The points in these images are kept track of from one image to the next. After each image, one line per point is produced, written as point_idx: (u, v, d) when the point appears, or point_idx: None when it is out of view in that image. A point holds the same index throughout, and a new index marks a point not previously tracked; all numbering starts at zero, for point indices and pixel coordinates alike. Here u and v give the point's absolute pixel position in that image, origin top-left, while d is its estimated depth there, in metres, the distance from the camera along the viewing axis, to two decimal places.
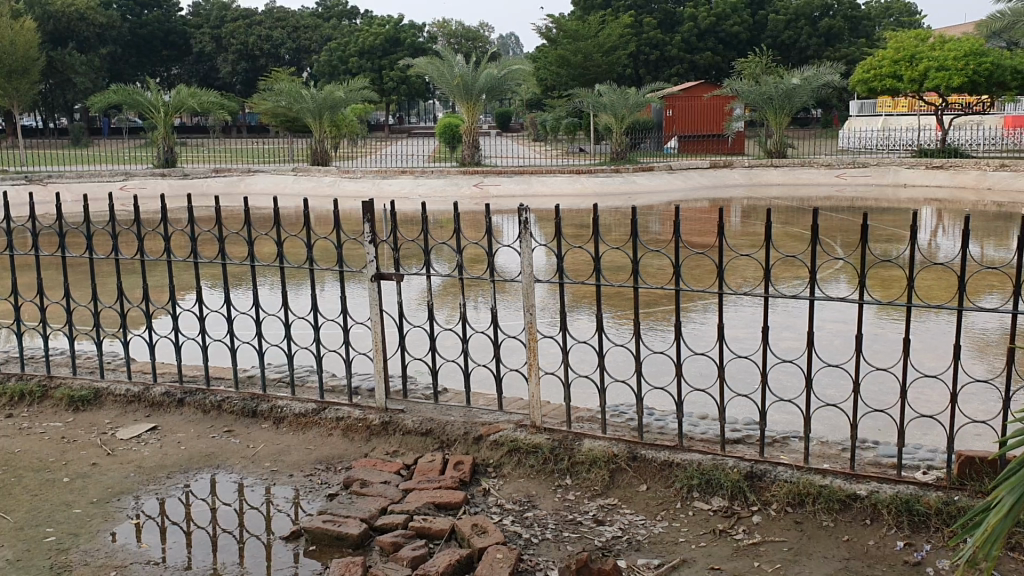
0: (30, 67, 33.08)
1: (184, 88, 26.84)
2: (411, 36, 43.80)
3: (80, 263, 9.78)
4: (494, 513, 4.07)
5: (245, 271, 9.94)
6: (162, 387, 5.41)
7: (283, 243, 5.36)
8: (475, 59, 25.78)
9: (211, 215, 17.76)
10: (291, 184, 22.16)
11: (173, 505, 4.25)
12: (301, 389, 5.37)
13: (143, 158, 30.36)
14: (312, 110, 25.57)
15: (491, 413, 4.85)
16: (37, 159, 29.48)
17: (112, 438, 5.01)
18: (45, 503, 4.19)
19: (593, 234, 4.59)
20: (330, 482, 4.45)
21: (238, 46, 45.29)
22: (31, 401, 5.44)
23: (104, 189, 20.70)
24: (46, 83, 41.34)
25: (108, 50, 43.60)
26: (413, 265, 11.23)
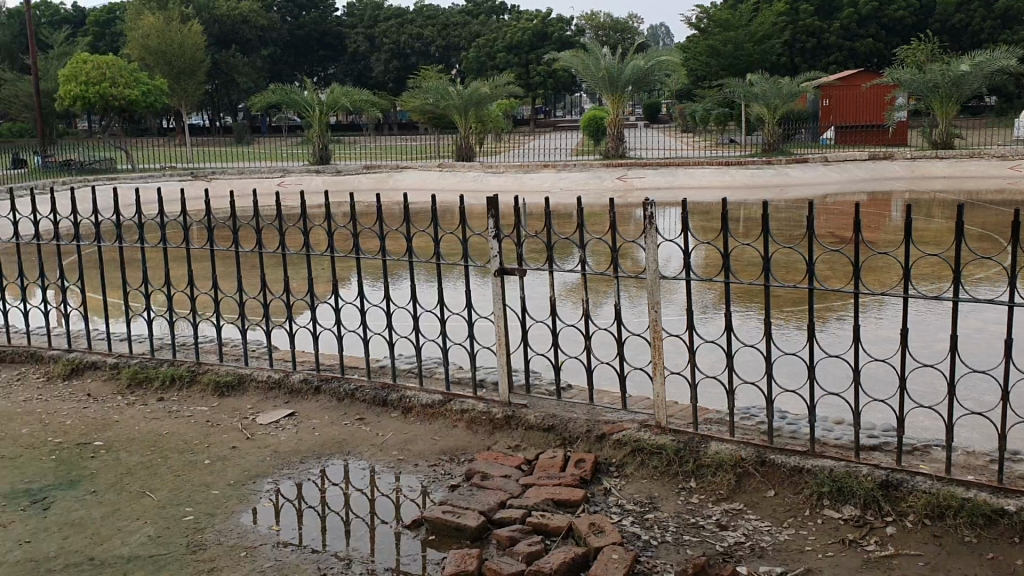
0: (198, 70, 35.20)
1: (338, 87, 27.87)
2: (559, 30, 43.58)
3: (234, 255, 10.32)
4: (614, 513, 4.01)
5: (386, 263, 10.20)
6: (300, 374, 5.62)
7: (412, 237, 5.43)
8: (623, 50, 25.54)
9: (361, 211, 18.40)
10: (432, 181, 22.46)
11: (303, 489, 4.40)
12: (428, 380, 5.46)
13: (299, 155, 31.76)
14: (459, 105, 26.07)
15: (616, 411, 4.78)
16: (205, 156, 31.27)
17: (251, 423, 5.24)
18: (188, 484, 4.42)
19: (723, 228, 4.40)
20: (454, 473, 4.51)
21: (390, 45, 46.51)
22: (181, 385, 5.74)
23: (264, 185, 21.78)
24: (211, 84, 43.82)
25: (269, 51, 45.91)
26: (551, 261, 11.31)
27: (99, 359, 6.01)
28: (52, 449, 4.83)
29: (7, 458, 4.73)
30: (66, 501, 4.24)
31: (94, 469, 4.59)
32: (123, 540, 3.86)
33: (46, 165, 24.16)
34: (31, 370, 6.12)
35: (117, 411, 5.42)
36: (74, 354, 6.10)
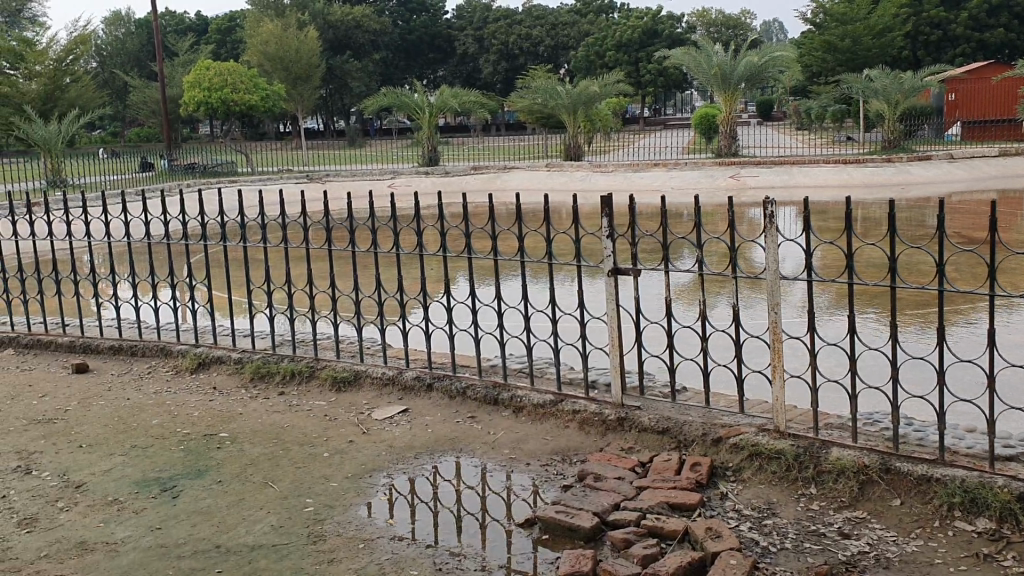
0: (314, 75, 36.25)
1: (448, 89, 28.23)
2: (670, 27, 42.80)
3: (349, 254, 10.58)
4: (732, 517, 3.92)
5: (498, 264, 10.28)
6: (413, 372, 5.70)
7: (525, 237, 5.43)
8: (735, 47, 25.07)
9: (472, 212, 18.62)
10: (541, 180, 22.50)
11: (417, 484, 4.47)
12: (540, 380, 5.45)
13: (410, 156, 32.36)
14: (568, 105, 26.04)
15: (733, 415, 4.68)
16: (319, 159, 32.15)
17: (367, 418, 5.35)
18: (308, 476, 4.55)
19: (847, 228, 4.23)
20: (566, 473, 4.49)
21: (499, 46, 46.84)
22: (300, 380, 5.90)
23: (378, 188, 22.21)
24: (326, 89, 45.11)
25: (380, 55, 46.82)
26: (664, 261, 11.21)
27: (224, 354, 6.24)
28: (181, 440, 5.04)
29: (140, 447, 4.95)
30: (194, 490, 4.41)
31: (220, 460, 4.76)
32: (248, 529, 4.00)
33: (173, 168, 25.26)
34: (160, 364, 6.40)
35: (241, 404, 5.62)
36: (200, 349, 6.35)
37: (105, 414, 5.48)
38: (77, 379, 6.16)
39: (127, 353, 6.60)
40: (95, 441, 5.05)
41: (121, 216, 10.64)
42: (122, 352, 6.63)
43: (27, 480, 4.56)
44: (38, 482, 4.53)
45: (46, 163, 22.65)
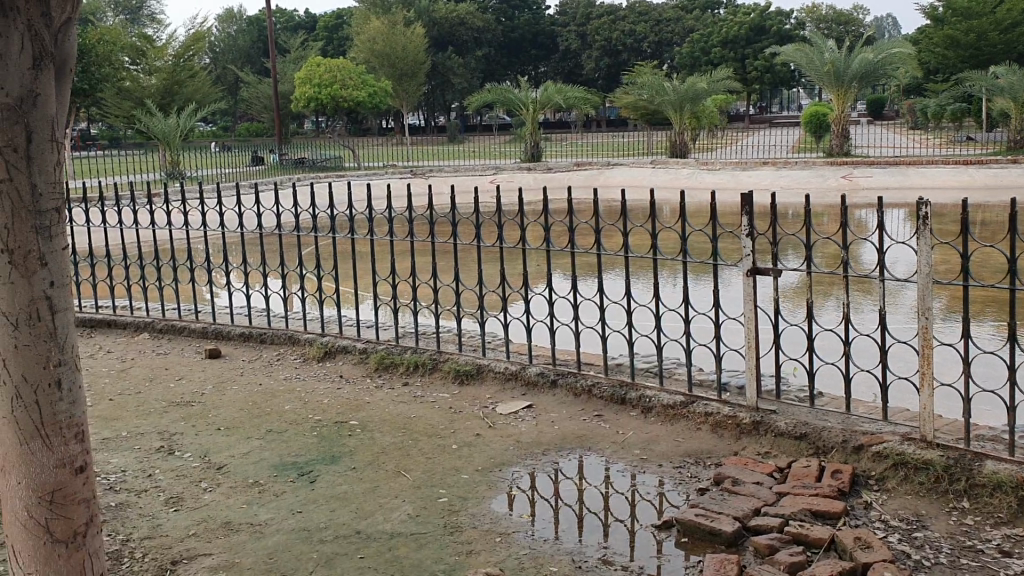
0: (419, 71, 36.67)
1: (552, 85, 28.19)
2: (778, 23, 41.65)
3: (459, 250, 10.68)
4: (879, 528, 3.79)
5: (620, 261, 10.21)
6: (537, 367, 5.68)
7: (656, 234, 5.32)
8: (850, 43, 24.31)
9: (576, 208, 18.55)
10: (646, 177, 22.27)
11: (546, 481, 4.45)
12: (669, 380, 5.37)
13: (512, 152, 32.47)
14: (673, 101, 25.71)
15: (875, 423, 4.51)
16: (422, 155, 32.50)
17: (493, 412, 5.35)
18: (438, 467, 4.58)
19: (1009, 230, 3.99)
20: (700, 477, 4.41)
21: (602, 42, 46.37)
22: (423, 372, 5.94)
23: (481, 183, 22.26)
24: (429, 85, 45.86)
25: (483, 52, 47.08)
26: (792, 261, 10.94)
27: (349, 344, 6.33)
28: (313, 426, 5.12)
29: (275, 432, 5.05)
30: (330, 475, 4.47)
31: (353, 446, 4.83)
32: (385, 517, 4.03)
33: (284, 162, 25.97)
34: (289, 352, 6.54)
35: (367, 393, 5.70)
36: (326, 337, 6.46)
37: (238, 398, 5.64)
38: (210, 364, 6.36)
39: (256, 339, 6.78)
40: (230, 425, 5.17)
41: (239, 207, 10.92)
42: (252, 339, 6.80)
43: (170, 459, 4.68)
44: (181, 462, 4.65)
45: (166, 156, 23.43)
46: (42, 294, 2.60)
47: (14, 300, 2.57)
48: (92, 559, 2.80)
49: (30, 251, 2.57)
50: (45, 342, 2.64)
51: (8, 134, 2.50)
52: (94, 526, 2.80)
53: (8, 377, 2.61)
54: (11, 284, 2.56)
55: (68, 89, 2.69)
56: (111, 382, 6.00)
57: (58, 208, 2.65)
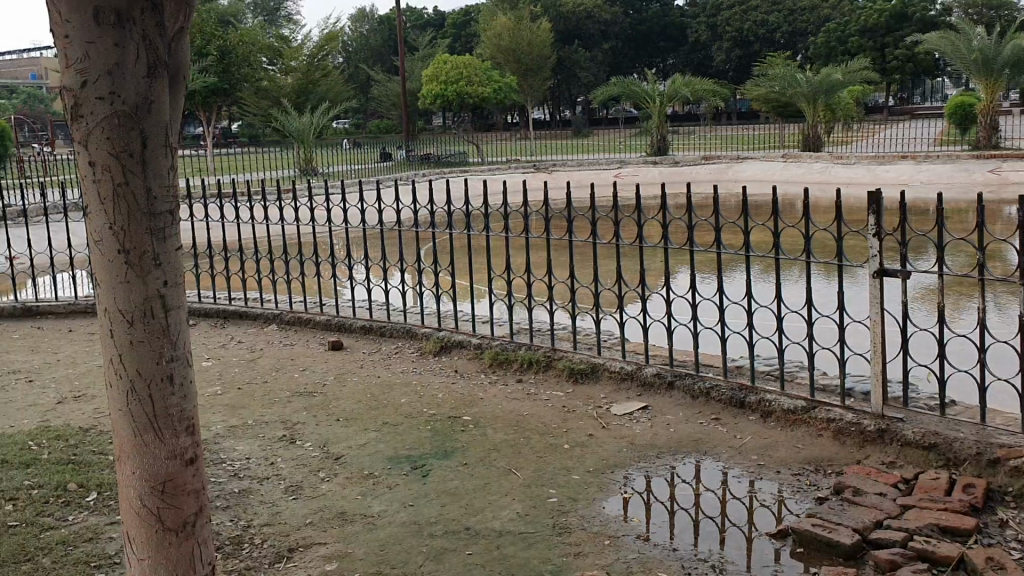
0: (545, 65, 36.71)
1: (679, 77, 27.75)
2: (922, 9, 39.66)
3: (579, 245, 10.64)
4: (1015, 549, 3.55)
5: (744, 259, 9.96)
6: (654, 367, 5.59)
7: (778, 233, 5.15)
8: (1001, 28, 22.94)
9: (703, 203, 18.22)
10: (777, 172, 21.66)
11: (661, 484, 4.38)
12: (790, 384, 5.20)
13: (638, 145, 32.14)
14: (807, 93, 24.91)
15: (1011, 435, 4.24)
16: (546, 149, 32.53)
17: (607, 412, 5.30)
18: (550, 466, 4.55)
19: None
20: (820, 485, 4.25)
21: (733, 33, 45.33)
22: (538, 370, 5.94)
23: (605, 177, 22.07)
24: (555, 79, 45.99)
25: (610, 45, 46.78)
26: (929, 262, 10.44)
27: (465, 339, 6.38)
28: (428, 420, 5.18)
29: (390, 425, 5.10)
30: (442, 470, 4.48)
31: (465, 443, 4.84)
32: (495, 514, 4.02)
33: (410, 158, 26.50)
34: (407, 345, 6.66)
35: (481, 389, 5.73)
36: (443, 332, 6.54)
37: (358, 390, 5.76)
38: (333, 356, 6.54)
39: (376, 333, 6.94)
40: (349, 415, 5.27)
41: (363, 203, 11.20)
42: (373, 332, 6.96)
43: (291, 447, 4.81)
44: (301, 451, 4.74)
45: (300, 153, 24.23)
46: (157, 293, 2.48)
47: (129, 296, 2.45)
48: (201, 550, 2.70)
49: (145, 252, 2.45)
50: (159, 338, 2.51)
51: (123, 137, 2.38)
52: (204, 516, 2.69)
53: (121, 371, 2.50)
54: (126, 281, 2.44)
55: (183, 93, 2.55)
56: (240, 372, 6.23)
57: (175, 208, 2.52)
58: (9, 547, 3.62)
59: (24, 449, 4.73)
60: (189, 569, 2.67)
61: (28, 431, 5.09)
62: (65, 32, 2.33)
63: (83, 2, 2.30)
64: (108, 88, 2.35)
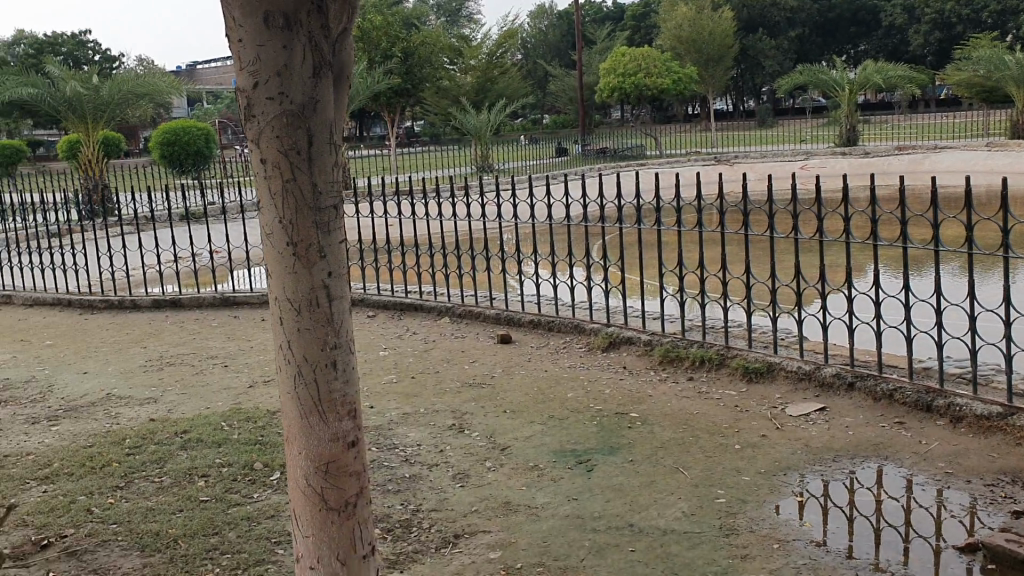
0: (726, 55, 35.73)
1: (871, 64, 26.41)
2: None
3: (758, 240, 10.32)
4: None
5: (936, 255, 9.37)
6: (834, 368, 5.33)
7: (973, 225, 4.78)
8: None
9: (895, 196, 17.24)
10: (980, 162, 20.20)
11: (839, 489, 4.17)
12: (984, 389, 4.83)
13: (825, 135, 30.79)
14: (1016, 76, 23.08)
15: None
16: (727, 141, 31.70)
17: (781, 413, 5.10)
18: (718, 465, 4.41)
19: None
20: (1016, 498, 3.93)
21: (933, 15, 42.11)
22: (709, 367, 5.79)
23: (787, 169, 21.28)
24: (737, 69, 44.88)
25: (797, 32, 45.00)
26: None
27: (635, 335, 6.30)
28: (595, 415, 5.13)
29: (557, 418, 5.10)
30: (607, 465, 4.41)
31: (631, 439, 4.75)
32: (659, 512, 3.91)
33: (586, 152, 26.53)
34: (575, 340, 6.67)
35: (650, 386, 5.62)
36: (611, 327, 6.49)
37: (527, 383, 5.80)
38: (502, 349, 6.62)
39: (545, 327, 6.97)
40: (517, 408, 5.31)
41: (535, 199, 11.28)
42: (541, 326, 7.00)
43: (460, 437, 4.88)
44: (469, 441, 4.82)
45: (478, 149, 24.73)
46: (322, 283, 2.41)
47: (296, 285, 2.40)
48: (364, 534, 2.62)
49: (311, 244, 2.38)
50: (324, 325, 2.45)
51: (291, 135, 2.33)
52: (366, 500, 2.61)
53: (288, 358, 2.45)
54: (292, 272, 2.39)
55: (349, 93, 2.49)
56: (414, 362, 6.43)
57: (339, 202, 2.45)
58: (199, 521, 3.90)
59: (217, 430, 5.09)
60: (350, 550, 2.59)
61: (220, 412, 5.46)
62: (238, 35, 2.31)
63: (255, 5, 2.26)
64: (277, 88, 2.30)
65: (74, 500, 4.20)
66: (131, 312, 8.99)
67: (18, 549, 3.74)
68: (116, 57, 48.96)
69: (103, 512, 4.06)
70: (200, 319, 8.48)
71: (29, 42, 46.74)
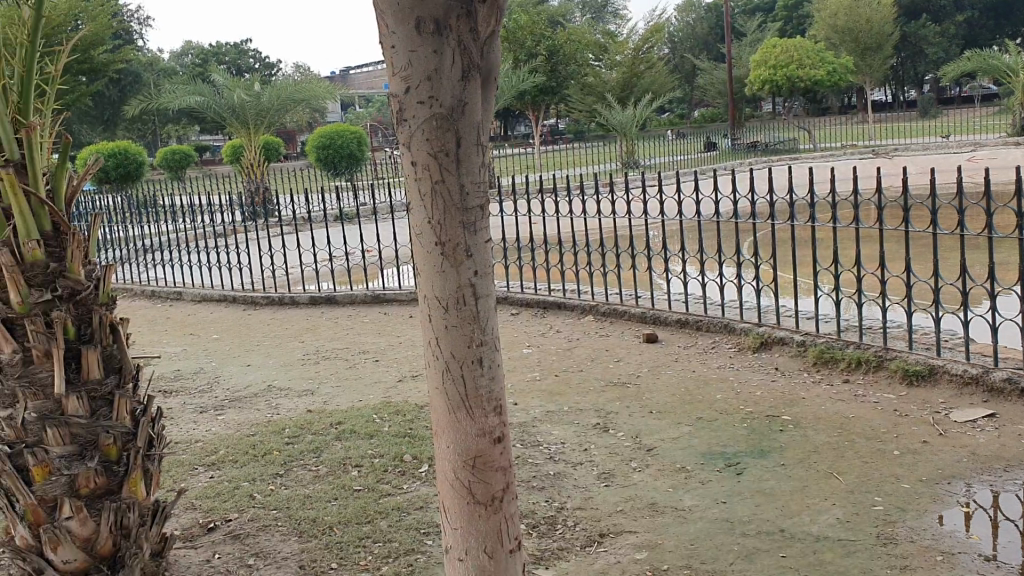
0: (886, 43, 34.08)
1: None
2: None
3: (919, 237, 9.81)
4: None
5: None
6: (1005, 372, 5.01)
7: None
8: None
9: None
10: None
11: (1011, 501, 3.90)
12: None
13: (995, 125, 28.90)
14: None
15: None
16: (886, 133, 30.29)
17: (945, 419, 4.83)
18: (875, 472, 4.21)
19: None
20: None
21: None
22: (867, 370, 5.54)
23: (952, 161, 20.11)
24: (899, 57, 42.77)
25: (965, 16, 42.38)
26: None
27: (786, 335, 6.10)
28: (745, 418, 4.99)
29: (705, 420, 5.00)
30: (758, 469, 4.29)
31: (783, 443, 4.60)
32: (813, 518, 3.76)
33: (735, 147, 25.91)
34: (723, 341, 6.52)
35: (803, 388, 5.43)
36: (763, 327, 6.31)
37: (673, 383, 5.71)
38: (648, 349, 6.55)
39: (692, 326, 6.85)
40: (664, 409, 5.23)
41: (682, 195, 11.10)
42: (689, 326, 6.89)
43: (605, 437, 4.86)
44: (615, 440, 4.79)
45: (623, 146, 24.54)
46: (468, 282, 2.38)
47: (443, 285, 2.37)
48: (510, 527, 2.58)
49: (458, 244, 2.36)
50: (470, 323, 2.41)
51: (440, 138, 2.32)
52: (512, 494, 2.56)
53: (436, 353, 2.43)
54: (441, 271, 2.37)
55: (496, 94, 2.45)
56: (559, 361, 6.45)
57: (485, 205, 2.41)
58: (354, 509, 4.05)
59: (368, 422, 5.25)
60: (498, 543, 2.55)
61: (372, 405, 5.63)
62: (391, 44, 2.32)
63: (406, 12, 2.27)
64: (427, 93, 2.29)
65: (237, 486, 4.43)
66: (289, 308, 9.41)
67: (188, 531, 3.99)
68: (275, 65, 51.44)
69: (265, 498, 4.27)
70: (353, 315, 8.78)
71: (197, 51, 49.59)
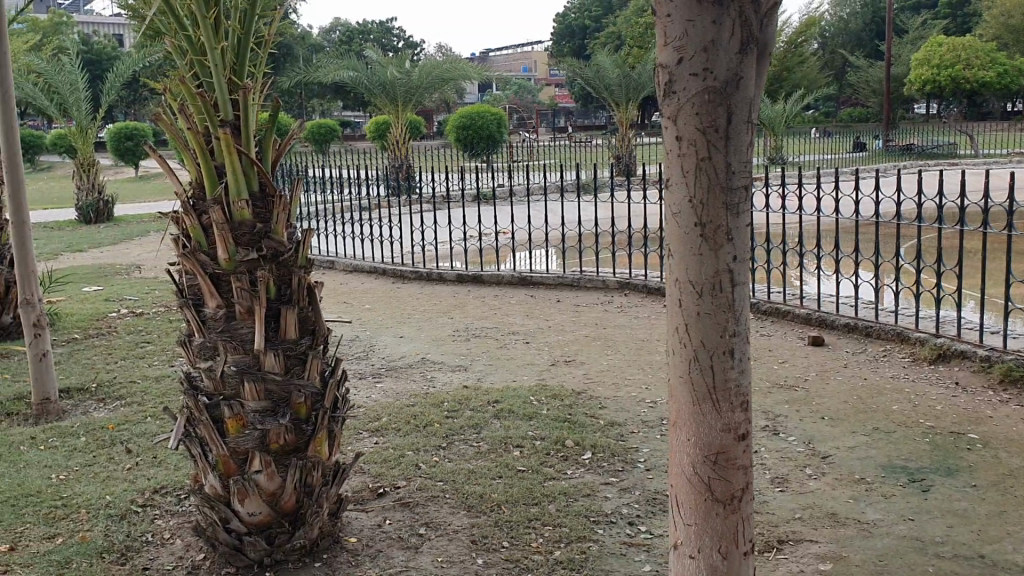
0: None
1: None
2: None
3: None
4: None
5: None
6: None
7: None
8: None
9: None
10: None
11: None
12: None
13: None
14: None
15: None
16: None
17: None
18: None
19: None
20: None
21: None
22: None
23: None
24: None
25: None
26: None
27: (970, 349, 5.74)
28: (927, 432, 4.71)
29: (882, 431, 4.75)
30: (948, 488, 4.03)
31: (972, 462, 4.32)
32: (1016, 547, 3.49)
33: (888, 149, 24.73)
34: (896, 350, 6.20)
35: (989, 407, 5.09)
36: (941, 339, 5.96)
37: (844, 389, 5.46)
38: (814, 352, 6.30)
39: (862, 331, 6.55)
40: (836, 416, 5.00)
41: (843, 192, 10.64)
42: (856, 331, 6.60)
43: (775, 439, 4.68)
44: (785, 444, 4.62)
45: (768, 141, 23.69)
46: (727, 267, 2.15)
47: (700, 268, 2.15)
48: (745, 529, 2.35)
49: (719, 226, 2.12)
50: (724, 311, 2.18)
51: (710, 111, 2.08)
52: (752, 494, 2.33)
53: (684, 340, 2.21)
54: (698, 254, 2.14)
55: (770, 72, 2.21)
56: None
57: (750, 186, 2.17)
58: (519, 489, 4.03)
59: (526, 403, 5.22)
60: (732, 546, 2.33)
61: (528, 387, 5.60)
62: (668, 12, 2.11)
63: None
64: (702, 65, 2.07)
65: (404, 454, 4.48)
66: (438, 284, 9.50)
67: (360, 494, 4.06)
68: (418, 43, 52.14)
69: (430, 469, 4.30)
70: (501, 295, 8.80)
71: (345, 27, 50.81)
